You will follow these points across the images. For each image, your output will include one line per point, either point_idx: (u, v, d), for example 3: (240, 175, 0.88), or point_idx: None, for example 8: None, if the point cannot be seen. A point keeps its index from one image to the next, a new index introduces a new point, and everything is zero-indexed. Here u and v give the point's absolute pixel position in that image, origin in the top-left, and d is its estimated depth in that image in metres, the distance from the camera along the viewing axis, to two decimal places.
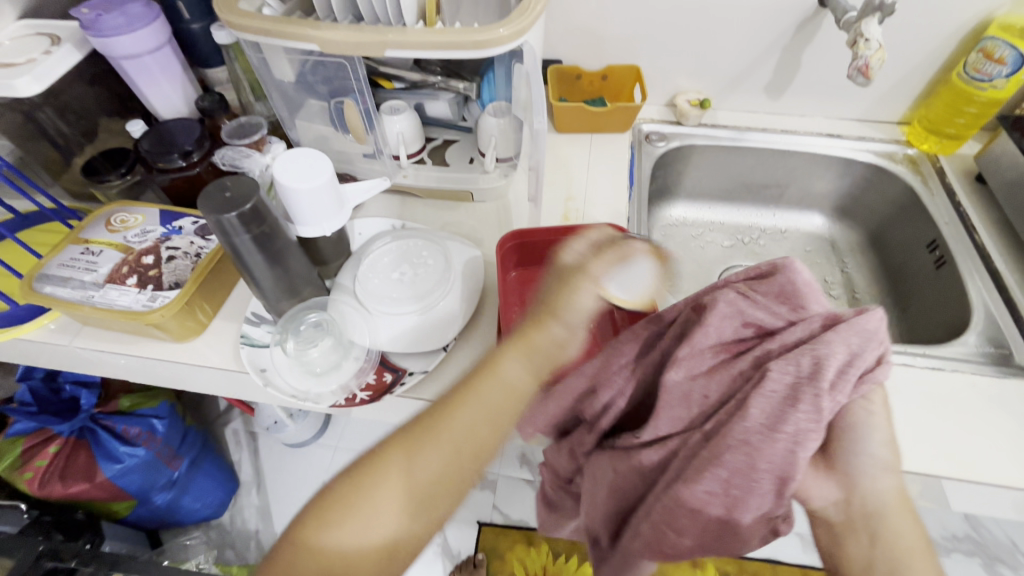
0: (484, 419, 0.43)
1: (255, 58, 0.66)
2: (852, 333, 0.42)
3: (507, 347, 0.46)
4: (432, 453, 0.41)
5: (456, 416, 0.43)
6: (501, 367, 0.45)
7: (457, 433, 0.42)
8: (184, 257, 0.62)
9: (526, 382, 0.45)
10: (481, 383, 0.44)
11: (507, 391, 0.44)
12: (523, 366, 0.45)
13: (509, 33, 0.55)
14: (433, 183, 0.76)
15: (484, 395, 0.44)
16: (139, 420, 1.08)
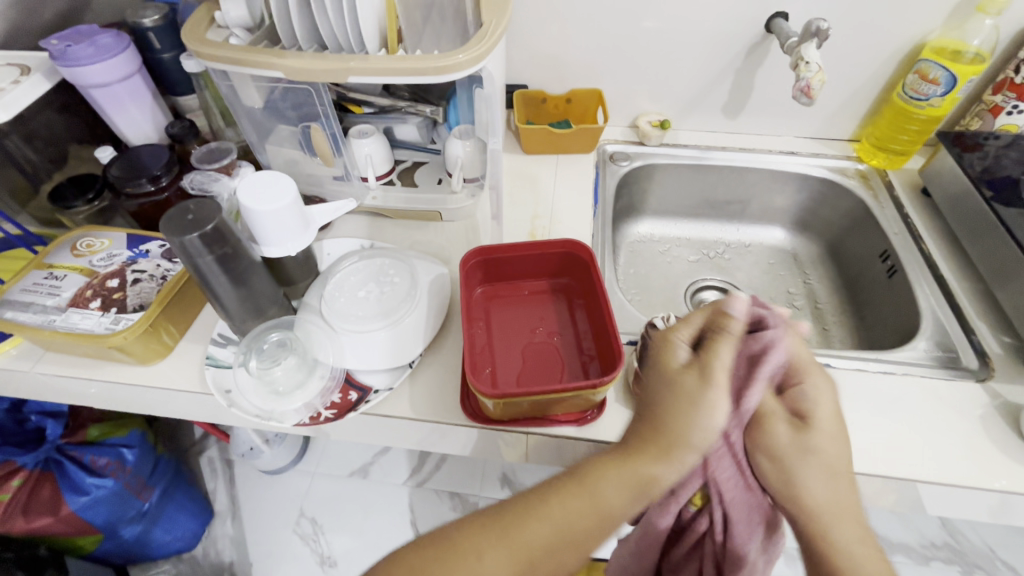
0: (558, 528, 0.42)
1: (223, 85, 0.67)
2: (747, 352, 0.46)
3: (612, 459, 0.44)
4: (497, 552, 0.42)
5: (529, 521, 0.43)
6: (599, 479, 0.43)
7: (526, 538, 0.42)
8: (150, 280, 0.62)
9: (618, 509, 0.42)
10: (571, 491, 0.43)
11: (597, 508, 0.42)
12: (618, 481, 0.43)
13: (468, 58, 0.57)
14: (402, 204, 0.78)
15: (570, 507, 0.43)
16: (108, 449, 1.06)
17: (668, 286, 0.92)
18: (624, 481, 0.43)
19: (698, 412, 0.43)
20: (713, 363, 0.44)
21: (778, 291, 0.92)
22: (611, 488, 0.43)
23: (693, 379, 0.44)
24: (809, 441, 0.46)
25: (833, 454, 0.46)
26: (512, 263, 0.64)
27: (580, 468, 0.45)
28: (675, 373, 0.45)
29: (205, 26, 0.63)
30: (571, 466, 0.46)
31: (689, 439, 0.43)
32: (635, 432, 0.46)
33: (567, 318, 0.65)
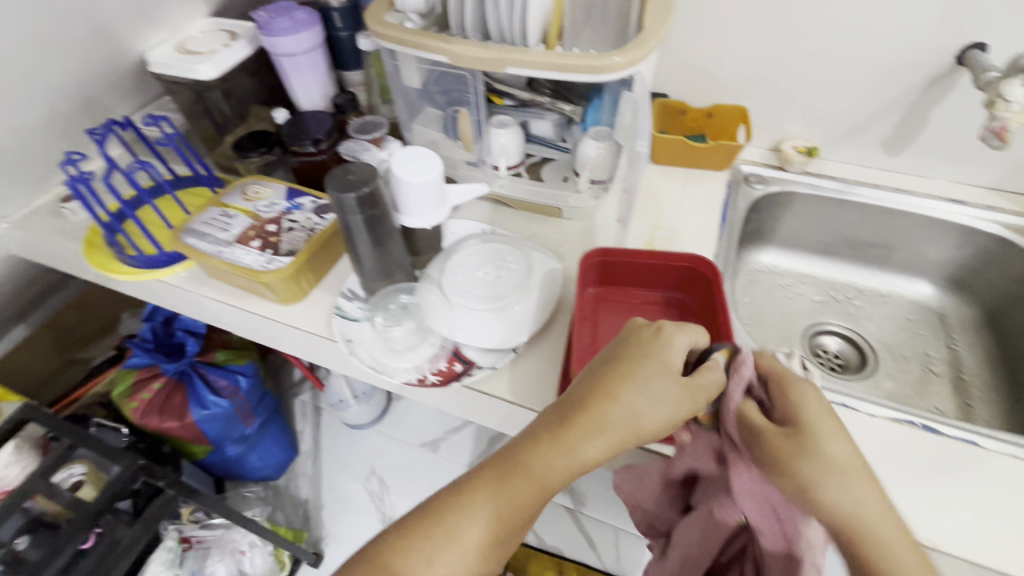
0: (504, 516, 0.44)
1: (390, 64, 0.74)
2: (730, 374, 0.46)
3: (545, 436, 0.45)
4: (445, 560, 0.42)
5: (474, 518, 0.43)
6: (534, 461, 0.44)
7: (471, 537, 0.43)
8: (300, 230, 0.69)
9: (557, 486, 0.45)
10: (512, 477, 0.45)
11: (540, 489, 0.44)
12: (561, 462, 0.44)
13: (623, 61, 0.59)
14: (527, 196, 0.79)
15: (509, 496, 0.44)
16: (228, 373, 1.20)
17: (783, 323, 0.87)
18: (560, 460, 0.44)
19: (674, 412, 0.45)
20: (698, 385, 0.46)
21: (913, 351, 0.83)
22: (547, 467, 0.44)
23: (664, 380, 0.45)
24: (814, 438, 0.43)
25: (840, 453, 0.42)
26: (630, 271, 0.64)
27: (524, 449, 0.45)
28: (669, 379, 0.45)
29: (386, 9, 0.69)
30: (492, 459, 0.46)
31: (641, 423, 0.44)
32: (570, 402, 0.46)
33: None
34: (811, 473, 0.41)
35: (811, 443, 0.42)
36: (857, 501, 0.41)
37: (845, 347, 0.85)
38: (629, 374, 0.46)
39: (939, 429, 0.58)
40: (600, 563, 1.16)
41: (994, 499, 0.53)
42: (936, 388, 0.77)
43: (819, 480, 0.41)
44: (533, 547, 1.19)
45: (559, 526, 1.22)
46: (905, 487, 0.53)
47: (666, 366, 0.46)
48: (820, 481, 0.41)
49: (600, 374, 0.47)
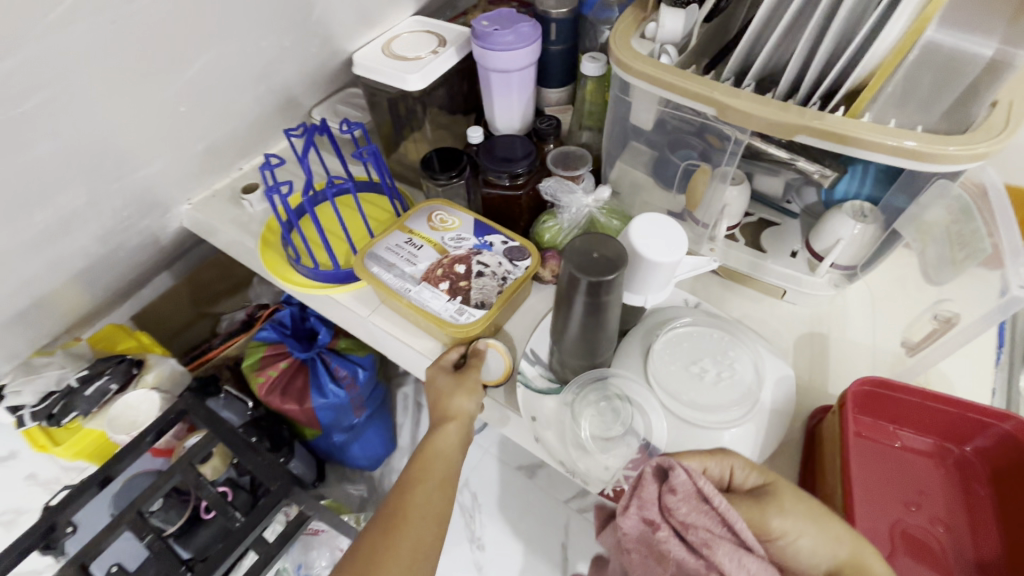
0: (441, 472, 0.54)
1: (620, 96, 0.63)
2: (680, 487, 0.42)
3: (436, 423, 0.56)
4: (424, 503, 0.52)
5: (423, 482, 0.53)
6: (440, 439, 0.55)
7: (428, 494, 0.53)
8: (492, 278, 0.62)
9: (455, 449, 0.55)
10: (427, 463, 0.54)
11: (437, 457, 0.54)
12: (456, 441, 0.55)
13: (960, 151, 0.45)
14: (744, 268, 0.67)
15: (432, 464, 0.54)
16: (349, 364, 1.18)
17: None
18: (454, 422, 0.55)
19: (465, 381, 0.56)
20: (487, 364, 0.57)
21: None
22: (450, 441, 0.55)
23: (445, 374, 0.57)
24: (779, 503, 0.44)
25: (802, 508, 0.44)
26: (902, 408, 0.50)
27: (428, 442, 0.55)
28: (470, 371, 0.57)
29: (633, 35, 0.58)
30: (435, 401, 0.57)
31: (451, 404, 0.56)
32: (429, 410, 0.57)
33: (960, 506, 0.48)
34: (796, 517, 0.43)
35: (780, 490, 0.45)
36: (838, 531, 0.43)
37: None
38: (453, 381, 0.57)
39: None
40: None
41: None
42: None
43: (810, 525, 0.43)
44: None
45: None
46: None
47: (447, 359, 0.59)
48: (809, 527, 0.43)
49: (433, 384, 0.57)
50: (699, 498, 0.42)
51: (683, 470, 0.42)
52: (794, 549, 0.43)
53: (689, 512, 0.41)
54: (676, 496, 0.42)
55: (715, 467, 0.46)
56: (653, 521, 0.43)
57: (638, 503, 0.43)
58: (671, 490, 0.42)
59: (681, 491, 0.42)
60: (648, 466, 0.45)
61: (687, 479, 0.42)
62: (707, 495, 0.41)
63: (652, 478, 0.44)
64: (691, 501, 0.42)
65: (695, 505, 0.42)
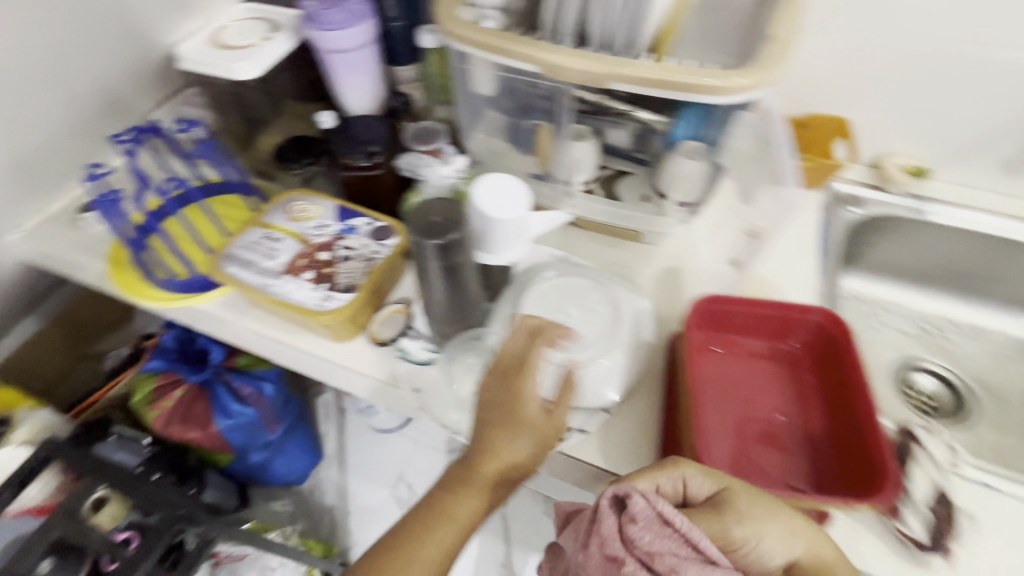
0: (450, 538, 0.47)
1: (458, 65, 0.64)
2: (638, 513, 0.40)
3: (452, 481, 0.49)
4: (416, 568, 0.46)
5: (423, 545, 0.47)
6: (454, 504, 0.48)
7: (425, 557, 0.47)
8: (358, 260, 0.61)
9: (479, 516, 0.48)
10: (433, 528, 0.47)
11: (460, 526, 0.47)
12: (476, 510, 0.48)
13: (749, 82, 0.51)
14: (603, 219, 0.71)
15: (443, 530, 0.47)
16: (252, 380, 1.12)
17: (870, 359, 0.80)
18: (477, 489, 0.48)
19: (540, 433, 0.49)
20: (562, 399, 0.50)
21: (1017, 394, 0.76)
22: (467, 508, 0.48)
23: (513, 422, 0.48)
24: (735, 507, 0.42)
25: (760, 511, 0.42)
26: (738, 320, 0.56)
27: (440, 503, 0.48)
28: (543, 415, 0.49)
29: (457, 4, 0.59)
30: (473, 454, 0.49)
31: (504, 459, 0.48)
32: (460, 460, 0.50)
33: (792, 393, 0.56)
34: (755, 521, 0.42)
35: (737, 494, 0.43)
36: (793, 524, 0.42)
37: (938, 388, 0.78)
38: (514, 425, 0.48)
39: None
40: None
41: None
42: None
43: (769, 527, 0.42)
44: None
45: None
46: None
47: (497, 375, 0.51)
48: (770, 528, 0.42)
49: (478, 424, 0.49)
50: (660, 521, 0.40)
51: (641, 496, 0.40)
52: (757, 555, 0.42)
53: (651, 540, 0.39)
54: (636, 525, 0.39)
55: (673, 483, 0.44)
56: (616, 557, 0.40)
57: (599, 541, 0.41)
58: (630, 518, 0.40)
59: (641, 519, 0.40)
60: (603, 499, 0.42)
61: (642, 501, 0.40)
62: (668, 518, 0.39)
63: (610, 510, 0.41)
64: (653, 526, 0.40)
65: (657, 531, 0.39)
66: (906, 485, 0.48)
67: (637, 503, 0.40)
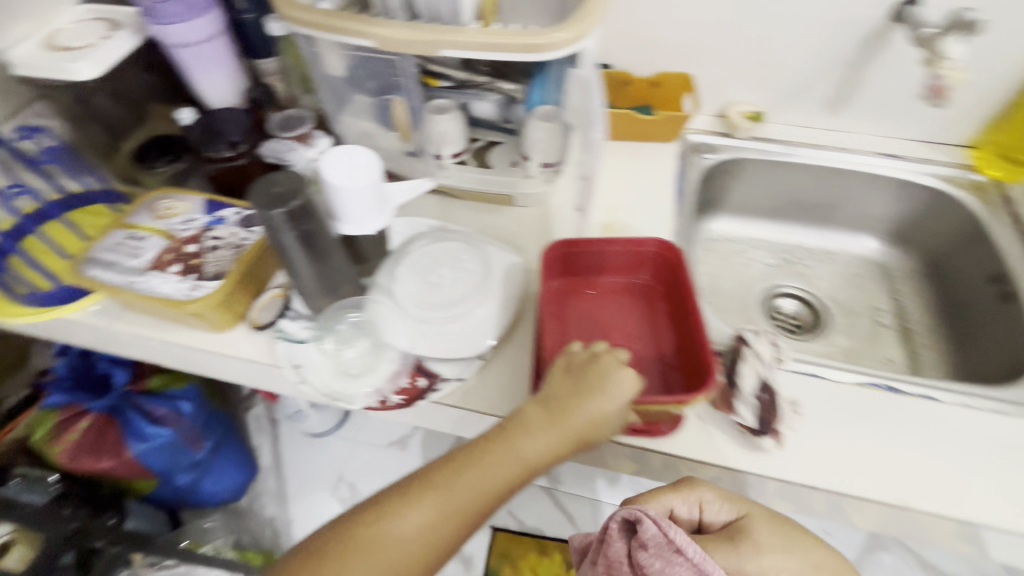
0: (501, 473, 0.45)
1: (308, 49, 0.66)
2: (646, 542, 0.45)
3: (541, 421, 0.46)
4: (461, 490, 0.44)
5: (472, 472, 0.45)
6: (519, 440, 0.46)
7: (473, 485, 0.44)
8: (227, 248, 0.62)
9: (539, 460, 0.46)
10: (495, 461, 0.45)
11: (516, 460, 0.45)
12: (540, 452, 0.46)
13: (568, 36, 0.56)
14: (476, 186, 0.74)
15: (499, 462, 0.45)
16: (167, 401, 1.03)
17: (741, 291, 0.88)
18: (571, 429, 0.46)
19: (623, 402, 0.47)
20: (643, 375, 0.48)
21: (863, 304, 0.86)
22: (530, 448, 0.46)
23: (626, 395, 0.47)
24: (745, 533, 0.48)
25: (775, 541, 0.48)
26: (594, 261, 0.61)
27: (506, 436, 0.46)
28: (632, 380, 0.48)
29: None
30: (541, 402, 0.48)
31: (591, 416, 0.46)
32: (549, 402, 0.48)
33: (646, 321, 0.62)
34: (771, 554, 0.47)
35: (754, 522, 0.49)
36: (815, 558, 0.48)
37: (800, 309, 0.87)
38: (608, 381, 0.47)
39: (902, 389, 0.58)
40: None
41: (957, 452, 0.54)
42: (885, 340, 0.81)
43: (789, 559, 0.47)
44: (515, 531, 1.18)
45: (537, 508, 1.21)
46: (878, 452, 0.54)
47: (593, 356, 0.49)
48: (786, 557, 0.47)
49: (591, 375, 0.48)
50: (671, 547, 0.44)
51: (649, 523, 0.45)
52: None
53: (661, 566, 0.43)
54: (641, 551, 0.44)
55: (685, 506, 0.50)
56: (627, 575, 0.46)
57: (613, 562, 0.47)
58: (637, 545, 0.45)
59: (645, 543, 0.45)
60: (615, 523, 0.48)
61: (652, 530, 0.44)
62: (670, 542, 0.44)
63: (619, 534, 0.47)
64: (659, 551, 0.44)
65: (667, 557, 0.43)
66: (734, 382, 0.54)
67: (644, 531, 0.45)
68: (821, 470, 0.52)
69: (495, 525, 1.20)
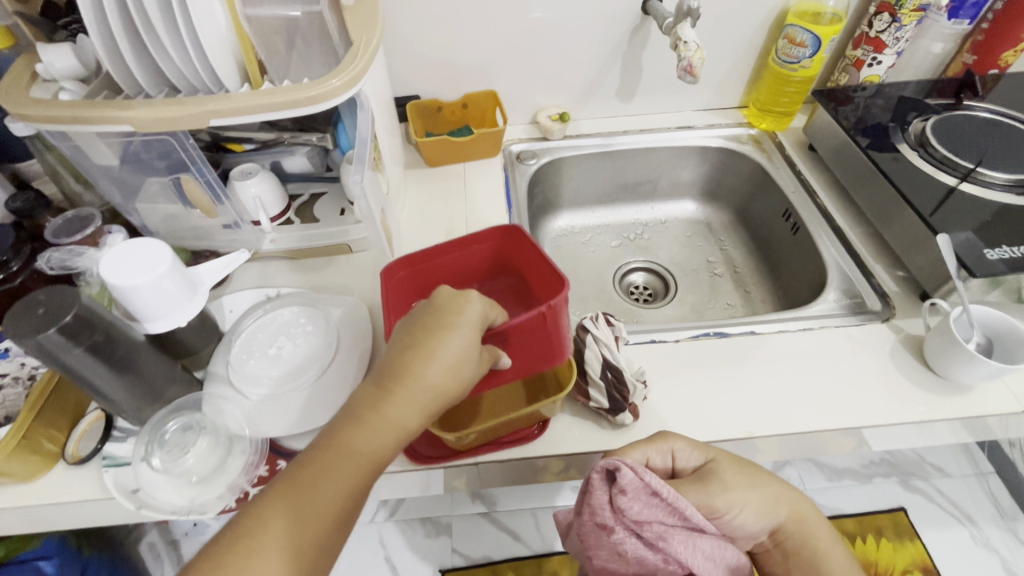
0: (358, 469, 0.41)
1: (66, 146, 0.58)
2: (627, 489, 0.44)
3: (380, 396, 0.42)
4: (314, 508, 0.39)
5: (324, 480, 0.40)
6: (364, 427, 0.41)
7: (329, 492, 0.40)
8: (14, 385, 0.55)
9: (394, 439, 0.42)
10: (342, 460, 0.40)
11: (370, 450, 0.41)
12: (388, 432, 0.42)
13: (342, 82, 0.56)
14: (303, 243, 0.73)
15: (351, 456, 0.41)
16: (19, 567, 0.83)
17: (596, 275, 0.93)
18: (412, 403, 0.42)
19: (470, 343, 0.44)
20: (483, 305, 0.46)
21: (700, 260, 0.95)
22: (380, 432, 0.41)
23: (473, 335, 0.44)
24: (710, 475, 0.52)
25: (737, 482, 0.52)
26: (442, 273, 0.61)
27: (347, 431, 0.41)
28: (474, 314, 0.45)
29: (28, 83, 0.55)
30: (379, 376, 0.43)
31: (437, 374, 0.42)
32: (385, 368, 0.43)
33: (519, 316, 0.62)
34: (736, 491, 0.51)
35: (722, 467, 0.52)
36: (774, 494, 0.53)
37: (650, 278, 0.94)
38: (447, 322, 0.43)
39: (728, 331, 0.66)
40: (528, 550, 1.17)
41: (779, 374, 0.62)
42: (723, 288, 0.90)
43: (749, 496, 0.51)
44: (463, 568, 1.14)
45: (479, 537, 1.18)
46: (718, 392, 0.60)
47: (431, 304, 0.45)
48: (748, 495, 0.51)
49: (422, 324, 0.44)
50: (649, 490, 0.45)
51: (630, 470, 0.44)
52: (738, 519, 0.51)
53: (641, 509, 0.45)
54: (623, 496, 0.44)
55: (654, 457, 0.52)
56: (607, 524, 0.46)
57: (592, 511, 0.46)
58: (617, 493, 0.45)
59: (627, 489, 0.44)
60: (596, 472, 0.46)
61: (630, 476, 0.44)
62: (646, 481, 0.44)
63: (601, 483, 0.46)
64: (638, 494, 0.44)
65: (647, 499, 0.45)
66: (583, 371, 0.57)
67: (623, 479, 0.45)
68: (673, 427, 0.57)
69: (442, 567, 1.14)
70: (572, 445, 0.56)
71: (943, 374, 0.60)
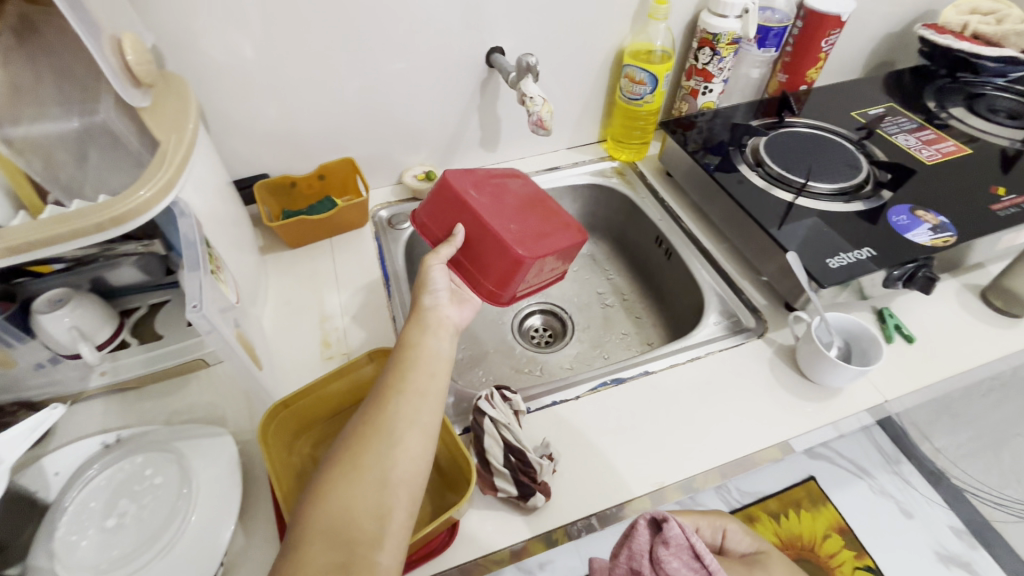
0: (423, 365, 0.46)
1: None
2: (669, 540, 0.46)
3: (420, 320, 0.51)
4: (405, 398, 0.44)
5: (402, 378, 0.45)
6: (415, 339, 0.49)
7: (413, 381, 0.45)
8: None
9: (438, 341, 0.49)
10: (409, 359, 0.46)
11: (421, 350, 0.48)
12: (430, 335, 0.49)
13: (152, 193, 0.48)
14: (144, 369, 0.62)
15: (413, 359, 0.47)
16: None
17: (494, 327, 0.90)
18: (424, 342, 0.48)
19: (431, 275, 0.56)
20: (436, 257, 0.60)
21: (590, 293, 0.96)
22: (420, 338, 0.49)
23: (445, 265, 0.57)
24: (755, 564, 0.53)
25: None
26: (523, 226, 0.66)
27: (364, 424, 0.42)
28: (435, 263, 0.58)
29: None
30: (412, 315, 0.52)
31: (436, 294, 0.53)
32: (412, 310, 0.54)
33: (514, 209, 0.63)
34: None
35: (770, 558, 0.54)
36: None
37: (547, 320, 0.94)
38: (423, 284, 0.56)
39: (624, 375, 0.65)
40: None
41: (677, 412, 0.62)
42: (616, 318, 0.92)
43: None
44: None
45: None
46: (625, 445, 0.59)
47: None
48: None
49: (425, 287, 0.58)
50: (692, 554, 0.46)
51: (678, 525, 0.46)
52: None
53: (678, 567, 0.45)
54: (664, 546, 0.46)
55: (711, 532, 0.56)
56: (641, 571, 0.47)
57: (629, 554, 0.48)
58: (659, 544, 0.46)
59: (668, 539, 0.46)
60: (643, 518, 0.49)
61: (674, 528, 0.46)
62: (687, 534, 0.46)
63: (645, 529, 0.48)
64: (677, 548, 0.46)
65: (687, 561, 0.45)
66: (486, 462, 0.53)
67: (667, 529, 0.46)
68: (586, 495, 0.55)
69: None
70: (488, 545, 0.52)
71: (817, 380, 0.64)
